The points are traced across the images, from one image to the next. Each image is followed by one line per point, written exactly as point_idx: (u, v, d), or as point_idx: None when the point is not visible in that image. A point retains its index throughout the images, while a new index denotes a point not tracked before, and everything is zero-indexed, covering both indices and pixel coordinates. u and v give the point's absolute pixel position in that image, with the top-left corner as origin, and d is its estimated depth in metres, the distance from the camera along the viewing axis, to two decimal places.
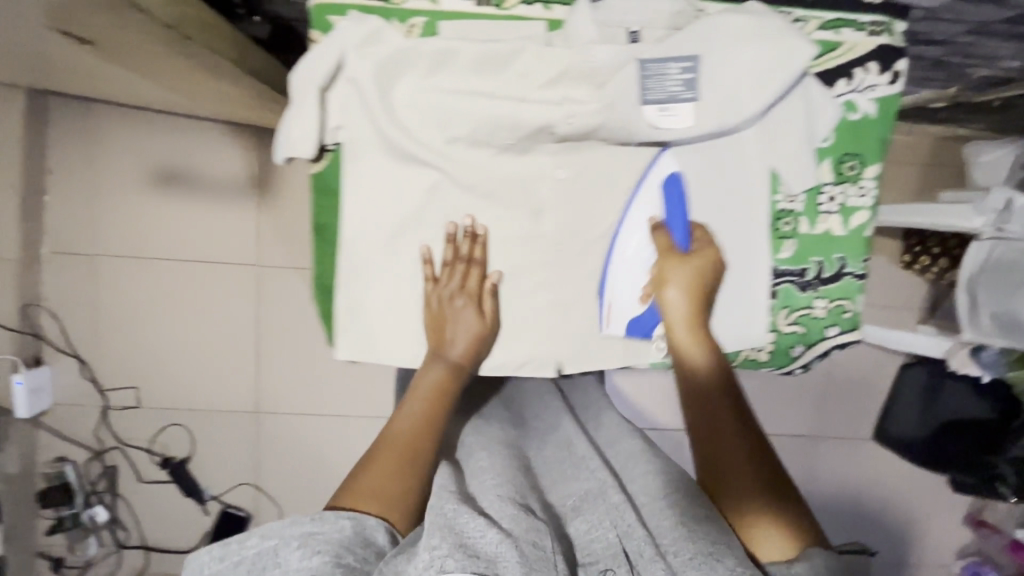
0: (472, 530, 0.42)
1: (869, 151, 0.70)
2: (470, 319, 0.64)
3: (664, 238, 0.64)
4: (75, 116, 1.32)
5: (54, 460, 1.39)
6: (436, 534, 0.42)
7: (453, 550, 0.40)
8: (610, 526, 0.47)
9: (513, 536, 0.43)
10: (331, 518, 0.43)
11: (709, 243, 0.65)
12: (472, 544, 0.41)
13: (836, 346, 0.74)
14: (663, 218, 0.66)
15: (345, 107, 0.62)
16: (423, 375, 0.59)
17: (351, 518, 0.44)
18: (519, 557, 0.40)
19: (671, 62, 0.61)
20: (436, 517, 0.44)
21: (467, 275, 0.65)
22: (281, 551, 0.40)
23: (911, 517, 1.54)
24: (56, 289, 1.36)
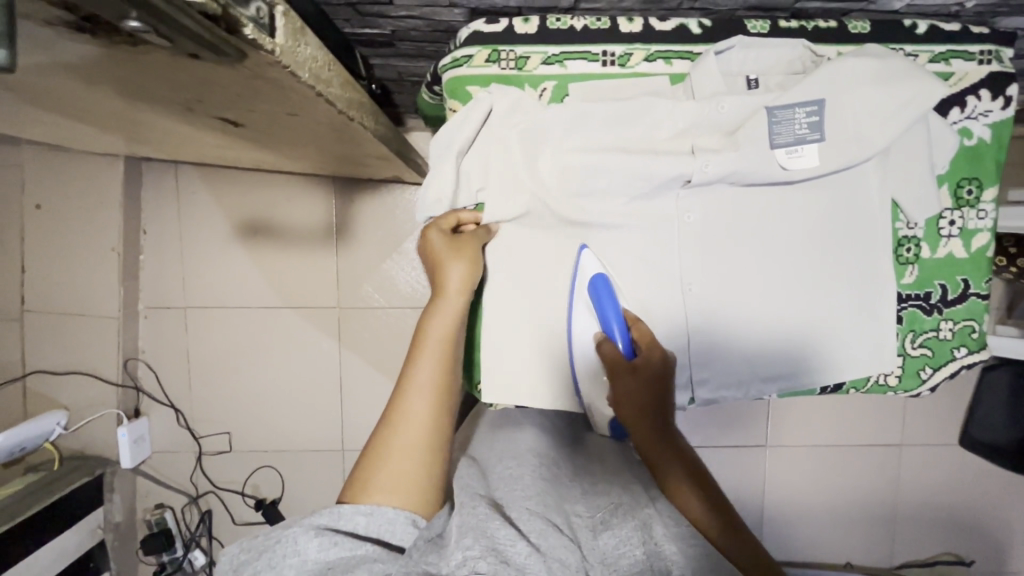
0: (502, 537, 0.50)
1: (986, 174, 0.71)
2: (463, 265, 0.65)
3: (609, 350, 0.66)
4: (166, 179, 1.40)
5: (154, 506, 1.45)
6: (467, 537, 0.49)
7: (486, 553, 0.47)
8: (638, 544, 0.54)
9: (543, 551, 0.50)
10: (348, 514, 0.50)
11: (651, 338, 0.67)
12: (503, 551, 0.48)
13: (964, 367, 0.74)
14: (604, 330, 0.67)
15: (487, 170, 0.68)
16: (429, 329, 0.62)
17: (368, 513, 0.51)
18: (545, 565, 0.48)
19: (798, 107, 0.64)
20: (471, 519, 0.51)
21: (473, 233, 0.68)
22: (300, 540, 0.47)
23: (1007, 523, 1.50)
24: (152, 342, 1.43)
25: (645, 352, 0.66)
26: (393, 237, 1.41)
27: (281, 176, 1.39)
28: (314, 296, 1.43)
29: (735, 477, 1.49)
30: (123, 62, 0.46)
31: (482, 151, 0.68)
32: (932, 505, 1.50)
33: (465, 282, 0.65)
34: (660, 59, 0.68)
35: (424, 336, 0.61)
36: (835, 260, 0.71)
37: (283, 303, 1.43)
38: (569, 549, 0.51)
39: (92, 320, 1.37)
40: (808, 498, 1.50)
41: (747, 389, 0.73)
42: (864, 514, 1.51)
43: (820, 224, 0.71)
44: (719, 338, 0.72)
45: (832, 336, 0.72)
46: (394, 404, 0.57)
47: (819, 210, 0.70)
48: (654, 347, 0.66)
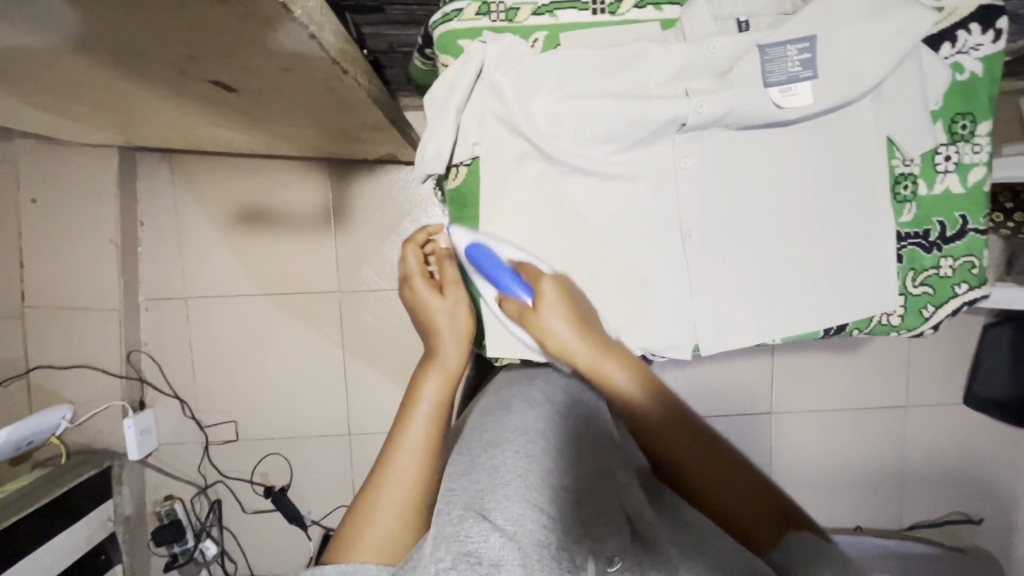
0: (473, 536, 0.48)
1: (980, 109, 0.71)
2: (454, 327, 0.69)
3: (515, 304, 0.65)
4: (161, 169, 1.40)
5: (163, 499, 1.45)
6: (439, 546, 0.47)
7: (456, 561, 0.45)
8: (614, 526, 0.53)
9: (517, 539, 0.49)
10: (332, 572, 0.52)
11: (537, 271, 0.65)
12: (475, 549, 0.47)
13: (966, 303, 0.74)
14: (501, 289, 0.66)
15: (481, 123, 0.68)
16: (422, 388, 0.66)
17: (349, 573, 0.52)
18: (519, 556, 0.47)
19: (789, 45, 0.64)
20: (444, 524, 0.50)
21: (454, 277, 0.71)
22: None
23: (1015, 481, 1.50)
24: (154, 334, 1.43)
25: (538, 287, 0.64)
26: (391, 220, 1.41)
27: (275, 162, 1.39)
28: (314, 282, 1.43)
29: (742, 444, 1.49)
30: (112, 12, 0.47)
31: (476, 102, 0.67)
32: (939, 466, 1.51)
33: (459, 346, 0.68)
34: (650, 5, 0.68)
35: (421, 396, 0.64)
36: (833, 201, 0.71)
37: (283, 291, 1.43)
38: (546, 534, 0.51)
39: (92, 313, 1.37)
40: (815, 463, 1.50)
41: (752, 333, 0.73)
42: (871, 476, 1.51)
43: (818, 164, 0.71)
44: (722, 283, 0.72)
45: (832, 279, 0.72)
46: (384, 460, 0.61)
47: (817, 151, 0.70)
48: (542, 279, 0.64)
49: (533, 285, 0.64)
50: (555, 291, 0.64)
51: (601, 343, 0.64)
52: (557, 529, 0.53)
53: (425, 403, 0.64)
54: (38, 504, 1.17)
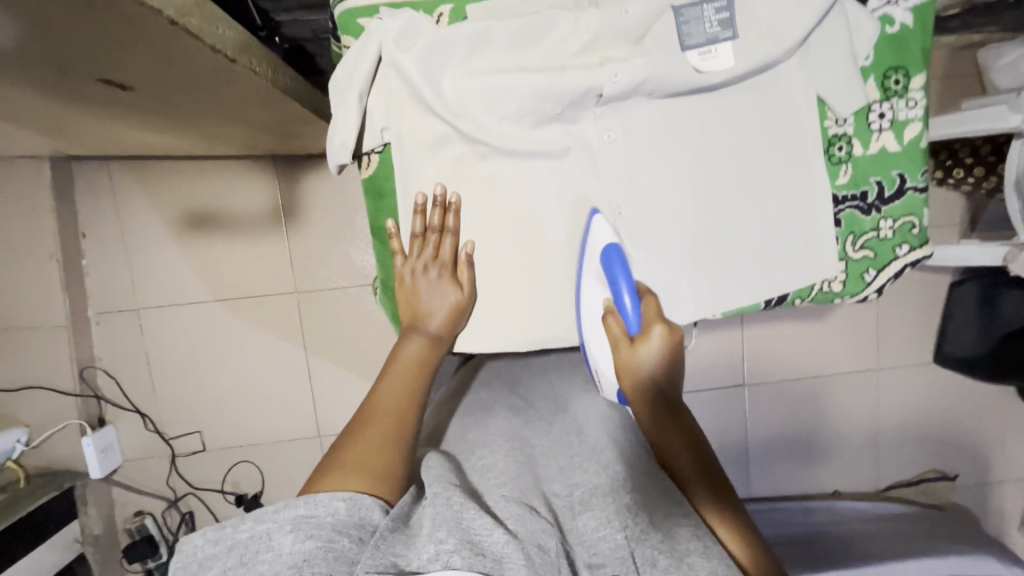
0: (477, 527, 0.48)
1: (913, 62, 0.69)
2: (436, 293, 0.67)
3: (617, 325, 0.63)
4: (99, 177, 1.34)
5: (134, 515, 1.43)
6: (442, 528, 0.47)
7: (460, 547, 0.45)
8: (619, 528, 0.52)
9: (519, 537, 0.49)
10: (325, 500, 0.47)
11: (658, 312, 0.61)
12: (478, 541, 0.47)
13: (908, 265, 0.73)
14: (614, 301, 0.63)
15: (390, 106, 0.64)
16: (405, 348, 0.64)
17: (346, 499, 0.48)
18: (522, 555, 0.47)
19: (705, 4, 0.60)
20: (444, 508, 0.50)
21: (440, 244, 0.68)
22: (274, 536, 0.44)
23: (989, 435, 1.51)
24: (108, 349, 1.39)
25: (649, 327, 0.61)
26: (345, 216, 1.38)
27: (219, 163, 1.35)
28: (270, 284, 1.39)
29: (716, 418, 1.49)
30: None
31: (380, 85, 0.63)
32: (914, 426, 1.51)
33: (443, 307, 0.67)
34: None
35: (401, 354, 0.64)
36: (763, 168, 0.69)
37: (238, 296, 1.39)
38: (547, 533, 0.52)
39: (40, 332, 1.32)
40: (790, 433, 1.50)
41: (691, 309, 0.71)
42: (847, 442, 1.51)
43: (746, 130, 0.68)
44: (658, 261, 0.69)
45: (766, 248, 0.70)
46: (366, 407, 0.59)
47: (744, 116, 0.68)
48: (657, 322, 0.61)
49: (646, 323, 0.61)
50: (664, 343, 0.60)
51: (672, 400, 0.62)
52: (524, 531, 0.50)
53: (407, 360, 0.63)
54: None
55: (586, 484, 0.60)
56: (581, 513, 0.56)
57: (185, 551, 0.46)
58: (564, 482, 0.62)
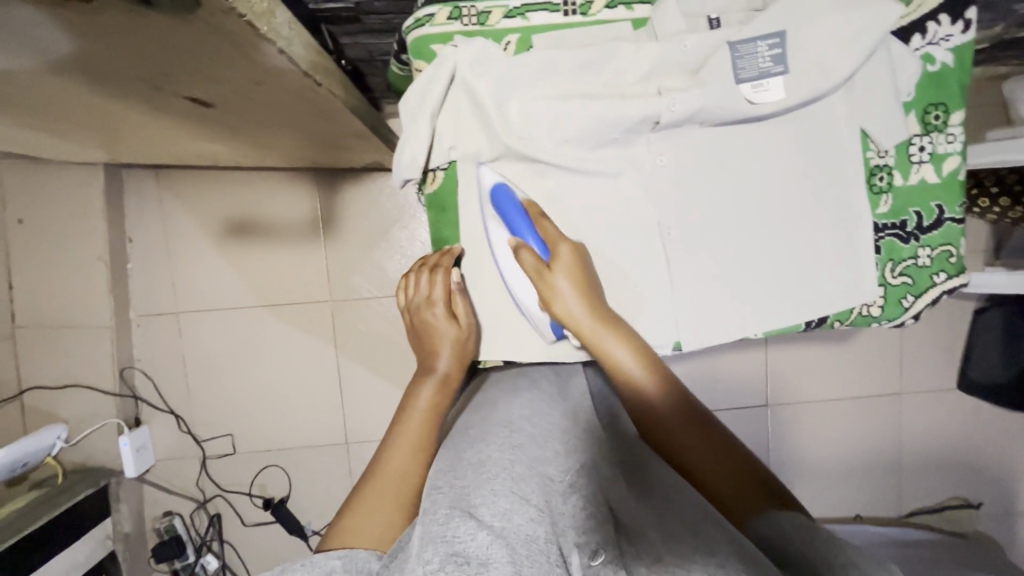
0: (460, 534, 0.44)
1: (952, 99, 0.72)
2: (438, 335, 0.71)
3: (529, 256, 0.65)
4: (148, 183, 1.40)
5: (162, 514, 1.45)
6: (425, 547, 0.43)
7: (445, 564, 0.41)
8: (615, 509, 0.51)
9: (505, 533, 0.45)
10: (319, 561, 0.48)
11: (557, 232, 0.67)
12: (464, 549, 0.43)
13: (944, 292, 0.76)
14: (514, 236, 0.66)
15: (457, 128, 0.68)
16: (412, 394, 0.68)
17: (341, 557, 0.49)
18: (508, 553, 0.44)
19: (759, 41, 0.64)
20: (426, 525, 0.46)
21: (432, 282, 0.72)
22: None
23: (1014, 463, 1.51)
24: (147, 350, 1.43)
25: (555, 248, 0.66)
26: (379, 227, 1.42)
27: (263, 174, 1.40)
28: (306, 291, 1.43)
29: (738, 437, 1.49)
30: (77, 34, 0.47)
31: (450, 109, 0.67)
32: (937, 452, 1.51)
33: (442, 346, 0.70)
34: (621, 5, 0.67)
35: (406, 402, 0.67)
36: (810, 191, 0.72)
37: (275, 302, 1.43)
38: (540, 522, 0.48)
39: (84, 332, 1.37)
40: (812, 455, 1.51)
41: (734, 329, 0.73)
42: (869, 465, 1.51)
43: (792, 158, 0.71)
44: (704, 281, 0.72)
45: (810, 270, 0.73)
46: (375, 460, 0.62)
47: (793, 144, 0.71)
48: (561, 241, 0.66)
49: (552, 246, 0.66)
50: (572, 257, 0.66)
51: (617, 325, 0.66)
52: (511, 526, 0.46)
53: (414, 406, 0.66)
54: (45, 517, 1.19)
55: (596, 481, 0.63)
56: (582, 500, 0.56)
57: None
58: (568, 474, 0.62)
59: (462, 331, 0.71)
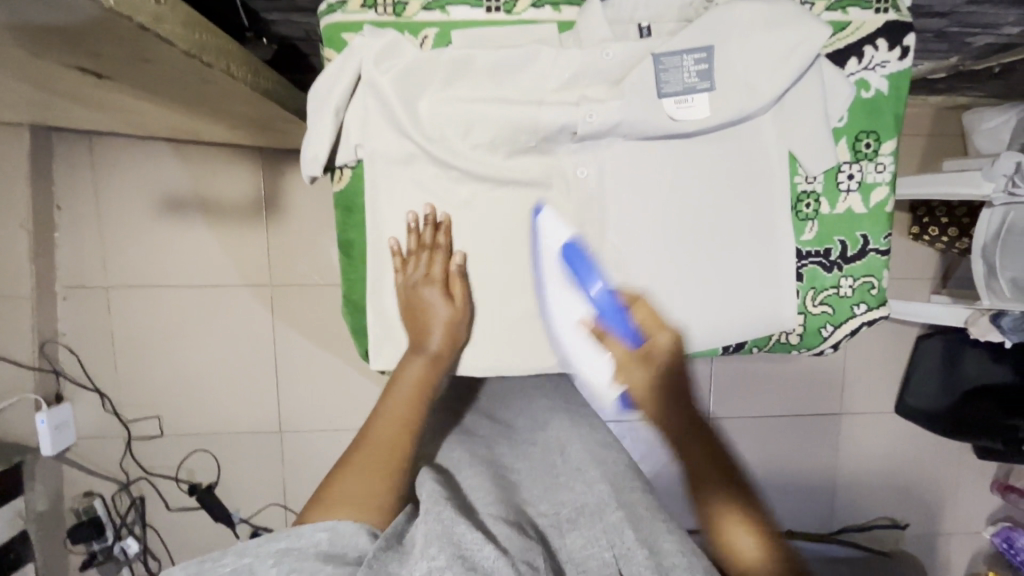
0: (468, 542, 0.48)
1: (884, 127, 0.70)
2: (440, 313, 0.64)
3: (612, 335, 0.63)
4: (79, 150, 1.32)
5: (82, 494, 1.40)
6: (434, 545, 0.47)
7: (451, 563, 0.45)
8: (606, 546, 0.53)
9: (510, 554, 0.49)
10: (308, 532, 0.48)
11: (655, 322, 0.63)
12: (470, 556, 0.46)
13: (864, 324, 0.74)
14: (598, 309, 0.64)
15: (364, 122, 0.63)
16: (404, 368, 0.63)
17: (328, 529, 0.48)
18: (512, 570, 0.46)
19: (685, 54, 0.61)
20: (434, 525, 0.49)
21: (431, 261, 0.65)
22: (256, 568, 0.45)
23: (942, 489, 1.53)
24: (72, 325, 1.36)
25: (651, 335, 0.63)
26: (325, 213, 1.37)
27: (205, 148, 1.33)
28: (243, 275, 1.38)
29: None
30: None
31: (357, 102, 0.63)
32: (871, 475, 1.53)
33: (445, 325, 0.64)
34: (548, 6, 0.65)
35: (400, 375, 0.62)
36: (734, 214, 0.69)
37: (210, 283, 1.37)
38: (535, 550, 0.51)
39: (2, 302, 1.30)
40: (748, 470, 1.51)
41: None
42: (805, 483, 1.52)
43: (718, 180, 0.69)
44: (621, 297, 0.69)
45: (738, 294, 0.70)
46: (363, 428, 0.59)
47: (719, 164, 0.68)
48: (659, 333, 0.63)
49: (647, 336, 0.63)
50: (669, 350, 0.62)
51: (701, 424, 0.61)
52: (518, 553, 0.49)
53: (404, 382, 0.61)
54: None
55: (574, 502, 0.60)
56: (569, 531, 0.56)
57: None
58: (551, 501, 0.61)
59: (460, 315, 0.66)
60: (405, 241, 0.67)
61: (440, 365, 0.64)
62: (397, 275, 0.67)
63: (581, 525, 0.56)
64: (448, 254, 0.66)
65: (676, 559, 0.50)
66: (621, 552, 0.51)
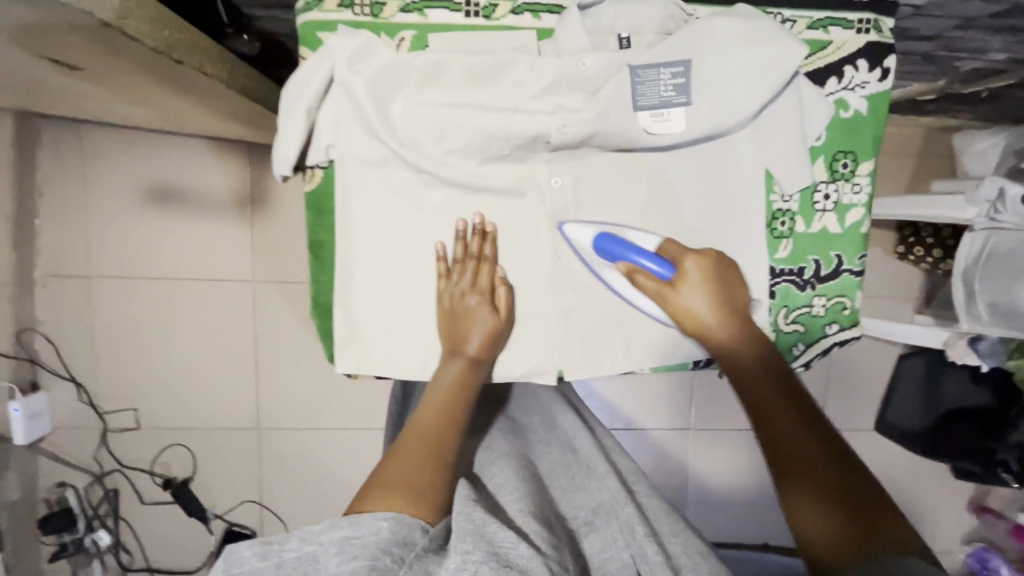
0: (501, 540, 0.43)
1: (862, 148, 0.70)
2: (484, 316, 0.64)
3: (648, 280, 0.63)
4: (63, 137, 1.30)
5: (55, 485, 1.39)
6: (467, 540, 0.42)
7: (487, 558, 0.40)
8: (624, 546, 0.51)
9: (544, 553, 0.44)
10: (367, 520, 0.42)
11: (681, 248, 0.64)
12: (504, 554, 0.41)
13: (835, 343, 0.74)
14: (628, 264, 0.63)
15: (337, 123, 0.63)
16: (444, 371, 0.61)
17: (389, 518, 0.43)
18: (549, 570, 0.42)
19: (662, 67, 0.61)
20: (464, 522, 0.44)
21: (477, 271, 0.65)
22: (320, 558, 0.40)
23: (920, 508, 1.53)
24: (51, 314, 1.35)
25: (681, 264, 0.63)
26: None
27: (192, 141, 1.32)
28: (225, 269, 1.37)
29: (655, 459, 1.49)
30: None
31: (331, 103, 0.62)
32: None
33: (488, 328, 0.64)
34: (527, 12, 0.64)
35: (441, 376, 0.60)
36: (709, 231, 0.69)
37: (192, 276, 1.36)
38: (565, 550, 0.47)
39: None
40: (725, 483, 1.51)
41: (616, 364, 0.70)
42: None
43: (693, 195, 0.68)
44: (592, 308, 0.69)
45: None
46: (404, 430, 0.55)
47: (694, 180, 0.68)
48: (688, 256, 0.63)
49: (676, 262, 0.63)
50: (701, 272, 0.63)
51: (755, 331, 0.62)
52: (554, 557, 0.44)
53: (445, 383, 0.60)
54: None
55: (591, 503, 0.59)
56: (588, 534, 0.55)
57: (227, 561, 0.40)
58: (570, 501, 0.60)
59: (501, 322, 0.65)
60: (451, 247, 0.66)
61: (479, 370, 0.62)
62: (438, 282, 0.66)
63: (599, 527, 0.55)
64: (494, 266, 0.67)
65: (683, 561, 0.50)
66: (637, 551, 0.49)
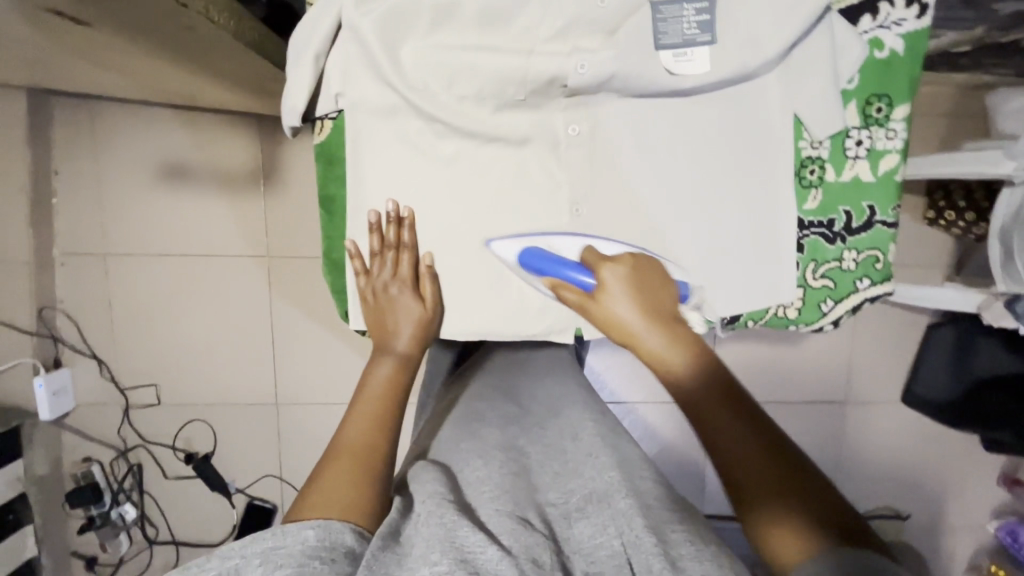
0: (471, 543, 0.41)
1: (897, 91, 0.66)
2: (407, 309, 0.65)
3: (571, 292, 0.59)
4: (75, 114, 1.30)
5: (81, 460, 1.41)
6: (435, 549, 0.40)
7: (454, 568, 0.38)
8: (616, 534, 0.46)
9: (515, 553, 0.42)
10: (294, 531, 0.41)
11: (598, 256, 0.59)
12: (472, 559, 0.40)
13: (866, 299, 0.71)
14: (556, 279, 0.61)
15: (346, 71, 0.61)
16: (375, 369, 0.61)
17: (317, 526, 0.42)
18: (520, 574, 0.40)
19: (685, 3, 0.58)
20: (434, 527, 0.43)
21: (397, 261, 0.65)
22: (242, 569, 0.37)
23: (949, 481, 1.49)
24: (70, 292, 1.36)
25: (598, 274, 0.58)
26: None
27: (202, 116, 1.32)
28: (238, 245, 1.36)
29: None
30: None
31: (339, 50, 0.61)
32: (875, 466, 1.49)
33: (411, 320, 0.65)
34: None
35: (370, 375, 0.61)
36: (733, 180, 0.66)
37: (206, 253, 1.36)
38: (544, 547, 0.44)
39: None
40: None
41: None
42: None
43: (717, 141, 0.65)
44: None
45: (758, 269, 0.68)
46: (334, 434, 0.54)
47: (718, 125, 0.65)
48: (603, 263, 0.58)
49: (595, 270, 0.58)
50: (618, 278, 0.57)
51: (692, 337, 0.54)
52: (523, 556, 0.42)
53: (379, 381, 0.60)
54: None
55: (581, 489, 0.52)
56: (577, 521, 0.49)
57: None
58: (557, 488, 0.53)
59: (428, 311, 0.66)
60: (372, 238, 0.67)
61: (406, 364, 0.63)
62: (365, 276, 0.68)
63: (591, 513, 0.49)
64: (414, 252, 0.66)
65: (683, 549, 0.44)
66: (631, 540, 0.44)
